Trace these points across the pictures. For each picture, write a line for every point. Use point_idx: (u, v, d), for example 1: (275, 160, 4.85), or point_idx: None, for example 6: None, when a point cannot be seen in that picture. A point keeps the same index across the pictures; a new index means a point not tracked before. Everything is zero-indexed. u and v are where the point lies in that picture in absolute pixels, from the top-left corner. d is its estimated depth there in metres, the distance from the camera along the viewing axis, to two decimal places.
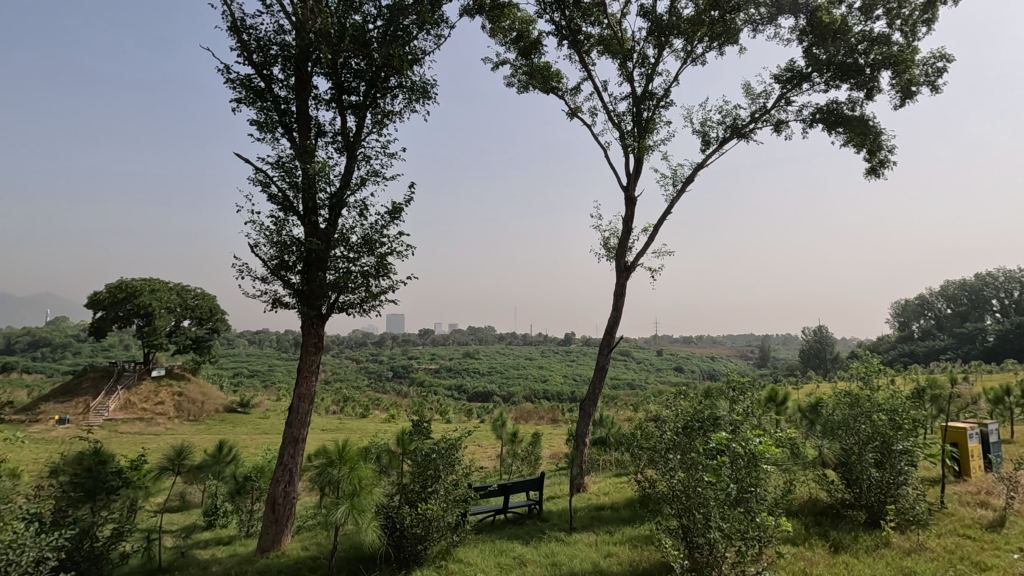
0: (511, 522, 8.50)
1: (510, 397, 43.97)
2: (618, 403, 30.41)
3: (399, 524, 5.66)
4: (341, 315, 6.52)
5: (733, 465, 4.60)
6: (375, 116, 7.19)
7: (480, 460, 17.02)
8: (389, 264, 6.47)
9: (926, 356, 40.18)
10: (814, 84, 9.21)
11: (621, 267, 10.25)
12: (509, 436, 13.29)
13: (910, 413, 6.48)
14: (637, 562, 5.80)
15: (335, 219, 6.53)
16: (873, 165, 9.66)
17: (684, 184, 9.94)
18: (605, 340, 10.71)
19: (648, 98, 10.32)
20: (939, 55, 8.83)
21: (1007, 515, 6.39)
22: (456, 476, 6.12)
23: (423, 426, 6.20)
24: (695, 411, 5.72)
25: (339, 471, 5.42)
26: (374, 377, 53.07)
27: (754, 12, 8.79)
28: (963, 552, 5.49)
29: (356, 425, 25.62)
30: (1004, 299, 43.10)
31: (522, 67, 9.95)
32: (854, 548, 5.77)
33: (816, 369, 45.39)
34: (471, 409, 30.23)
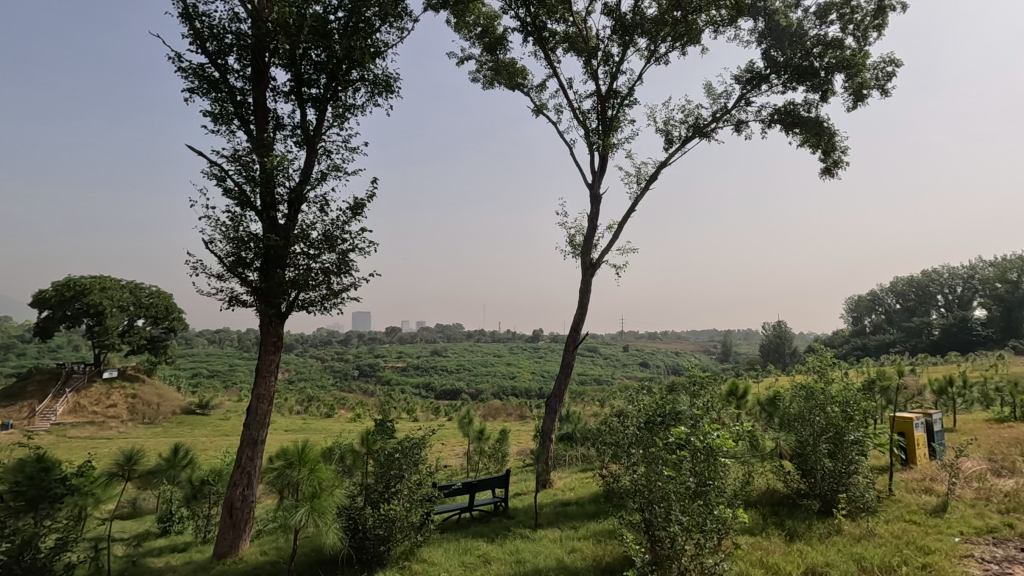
0: (477, 519, 8.44)
1: (478, 395, 43.88)
2: (584, 400, 30.67)
3: (360, 526, 5.53)
4: (301, 313, 6.32)
5: (695, 458, 4.65)
6: (337, 109, 7.00)
7: (447, 459, 16.90)
8: (351, 260, 6.33)
9: (877, 349, 41.95)
10: (773, 85, 9.43)
11: (586, 264, 10.32)
12: (476, 434, 13.24)
13: (861, 405, 6.71)
14: (602, 556, 5.82)
15: (294, 214, 6.32)
16: (828, 165, 9.95)
17: (648, 182, 10.07)
18: (570, 337, 10.72)
19: (613, 97, 10.38)
20: (888, 60, 9.15)
21: (949, 500, 6.69)
22: (420, 475, 6.00)
23: (387, 426, 6.03)
24: (658, 405, 5.80)
25: (298, 473, 5.23)
26: (339, 376, 52.18)
27: (715, 14, 8.91)
28: (909, 537, 5.71)
29: (321, 425, 25.12)
30: (948, 294, 45.28)
31: (487, 62, 9.88)
32: (809, 537, 5.93)
33: (775, 363, 46.83)
34: (437, 407, 30.01)
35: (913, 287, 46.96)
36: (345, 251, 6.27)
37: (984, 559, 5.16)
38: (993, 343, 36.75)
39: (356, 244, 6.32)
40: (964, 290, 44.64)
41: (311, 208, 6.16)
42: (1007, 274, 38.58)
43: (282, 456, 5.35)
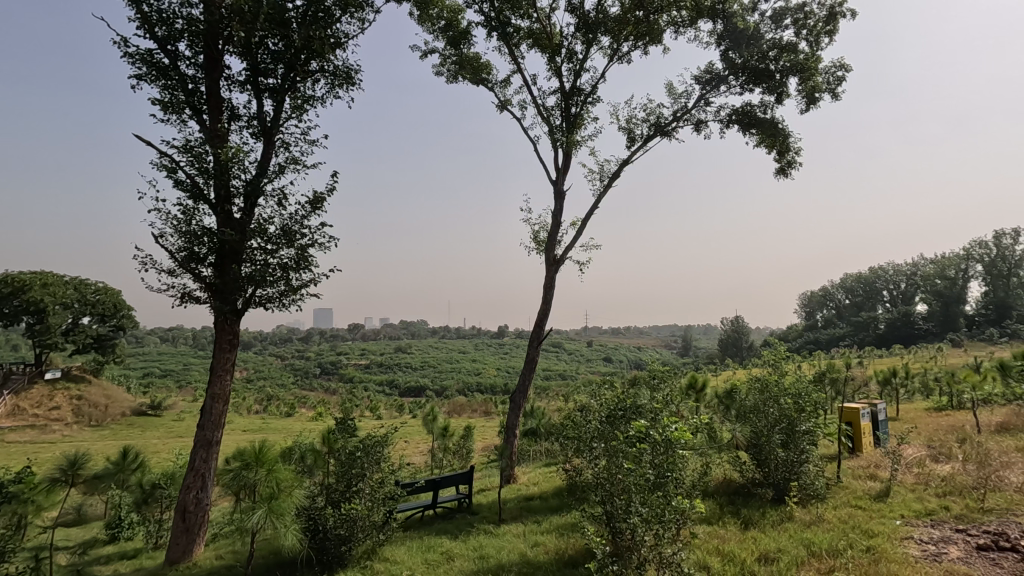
0: (440, 517, 8.39)
1: (443, 391, 43.61)
2: (548, 395, 30.89)
3: (320, 526, 5.41)
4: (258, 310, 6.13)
5: (654, 450, 4.74)
6: (296, 101, 6.81)
7: (410, 456, 16.75)
8: (310, 255, 6.17)
9: (827, 343, 43.69)
10: (731, 86, 9.67)
11: (550, 260, 10.38)
12: (440, 431, 13.15)
13: (812, 396, 6.98)
14: (564, 550, 5.88)
15: (250, 208, 6.11)
16: (782, 165, 10.27)
17: (610, 179, 10.20)
18: (534, 332, 10.75)
19: (576, 94, 10.44)
20: (838, 65, 9.52)
21: (891, 486, 7.04)
22: (382, 474, 5.91)
23: (348, 424, 5.91)
24: (618, 399, 5.96)
25: (254, 474, 5.06)
26: (300, 375, 51.01)
27: (675, 15, 9.06)
28: (855, 521, 5.98)
29: (280, 424, 24.51)
30: (893, 290, 47.55)
31: (451, 56, 9.79)
32: (763, 524, 6.13)
33: (733, 357, 48.21)
34: (401, 404, 29.69)
35: (861, 283, 49.07)
36: (304, 246, 6.11)
37: (922, 540, 5.46)
38: (933, 336, 38.82)
39: (316, 239, 6.17)
40: (907, 286, 46.96)
41: (268, 201, 5.98)
42: (946, 271, 40.73)
43: (238, 457, 5.17)
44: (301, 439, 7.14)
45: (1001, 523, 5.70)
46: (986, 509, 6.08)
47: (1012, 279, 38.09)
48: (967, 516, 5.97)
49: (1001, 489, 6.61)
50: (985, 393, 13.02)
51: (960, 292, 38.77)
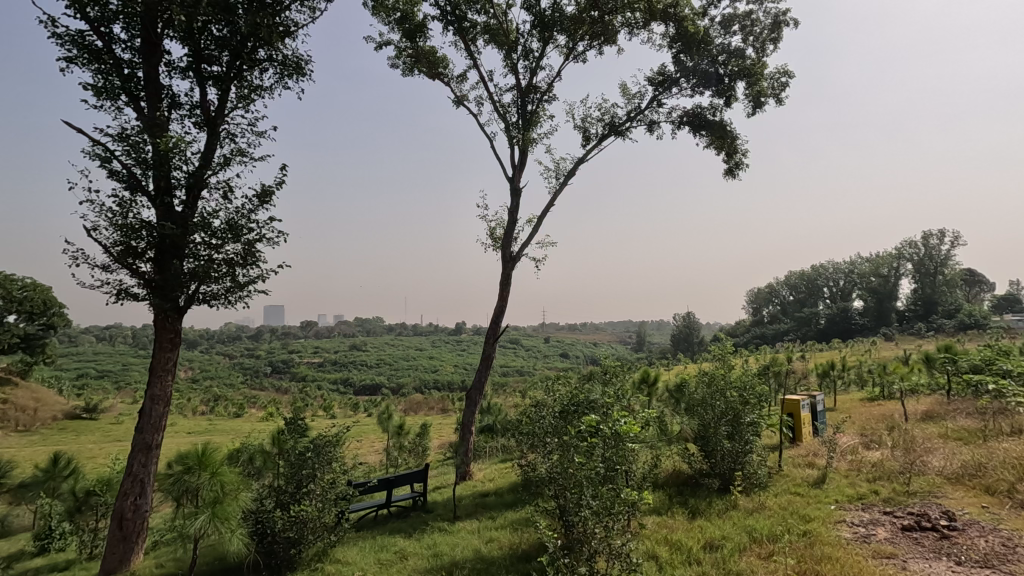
0: (395, 516, 8.30)
1: (398, 389, 43.09)
2: (505, 392, 31.00)
3: (268, 530, 5.23)
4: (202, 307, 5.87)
5: (607, 444, 4.83)
6: (242, 90, 6.55)
7: (365, 456, 16.49)
8: (257, 250, 5.95)
9: (772, 337, 45.64)
10: (682, 88, 9.93)
11: (506, 257, 10.42)
12: (395, 429, 13.00)
13: (755, 389, 7.30)
14: (517, 544, 5.94)
15: (193, 201, 5.83)
16: (730, 167, 10.63)
17: (566, 177, 10.33)
18: (491, 329, 10.71)
19: (533, 91, 10.49)
20: (782, 72, 9.94)
21: (827, 473, 7.44)
22: (334, 474, 5.77)
23: (299, 424, 5.76)
24: (571, 395, 6.11)
25: (197, 478, 4.85)
26: (250, 374, 49.35)
27: (630, 16, 9.21)
28: (794, 507, 6.27)
29: (228, 425, 23.67)
30: (832, 287, 50.04)
31: (406, 49, 9.63)
32: (709, 513, 6.36)
33: (685, 352, 49.68)
34: (356, 403, 29.18)
35: (804, 280, 51.37)
36: (250, 241, 5.88)
37: (853, 523, 5.79)
38: (868, 330, 41.14)
39: (263, 234, 5.96)
40: (845, 283, 49.51)
41: (212, 194, 5.72)
42: (879, 269, 43.16)
43: (180, 461, 4.94)
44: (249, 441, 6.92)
45: (923, 505, 6.11)
46: (911, 492, 6.50)
47: (937, 277, 40.71)
48: (894, 499, 6.37)
49: (924, 473, 7.09)
50: (911, 383, 13.90)
51: (891, 289, 41.18)
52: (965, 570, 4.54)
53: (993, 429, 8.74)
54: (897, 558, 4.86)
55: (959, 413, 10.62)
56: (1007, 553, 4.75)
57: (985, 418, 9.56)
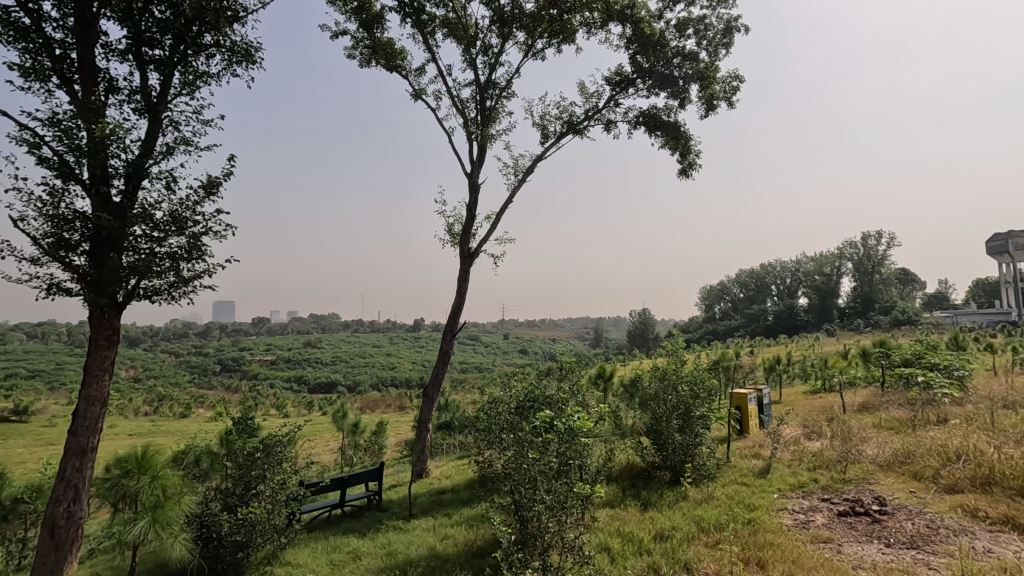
0: (349, 516, 8.15)
1: (355, 387, 42.31)
2: (463, 388, 30.88)
3: (214, 534, 4.99)
4: (142, 303, 5.52)
5: (561, 438, 4.87)
6: (186, 76, 6.23)
7: (319, 455, 16.10)
8: (203, 244, 5.66)
9: (724, 333, 47.18)
10: (638, 89, 10.11)
11: (464, 254, 10.37)
12: (351, 427, 12.75)
13: (705, 383, 7.54)
14: (473, 541, 5.95)
15: (132, 190, 5.45)
16: (684, 167, 10.92)
17: (524, 174, 10.38)
18: (448, 325, 10.65)
19: (492, 87, 10.45)
20: (733, 76, 10.26)
21: (772, 463, 7.76)
22: (285, 475, 5.57)
23: (248, 423, 5.53)
24: (527, 391, 6.21)
25: (136, 482, 4.58)
26: (198, 373, 47.44)
27: (587, 16, 9.28)
28: (740, 497, 6.51)
29: (174, 426, 22.68)
30: (780, 285, 52.14)
31: (363, 39, 9.42)
32: (661, 505, 6.52)
33: (641, 348, 50.75)
34: (310, 401, 28.47)
35: (753, 277, 53.31)
36: (196, 233, 5.58)
37: (794, 510, 6.06)
38: (812, 326, 43.11)
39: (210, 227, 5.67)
40: (792, 281, 51.69)
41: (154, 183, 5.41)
42: (823, 268, 45.19)
43: (117, 464, 4.68)
44: (195, 443, 6.64)
45: (858, 491, 6.46)
46: (847, 479, 6.86)
47: (875, 275, 43.01)
48: (831, 486, 6.70)
49: (859, 461, 7.50)
50: (850, 376, 14.66)
51: (834, 286, 43.21)
52: (894, 551, 4.82)
53: (922, 418, 9.32)
54: (833, 542, 5.12)
55: (892, 403, 11.27)
56: (930, 534, 5.08)
57: (915, 408, 10.18)
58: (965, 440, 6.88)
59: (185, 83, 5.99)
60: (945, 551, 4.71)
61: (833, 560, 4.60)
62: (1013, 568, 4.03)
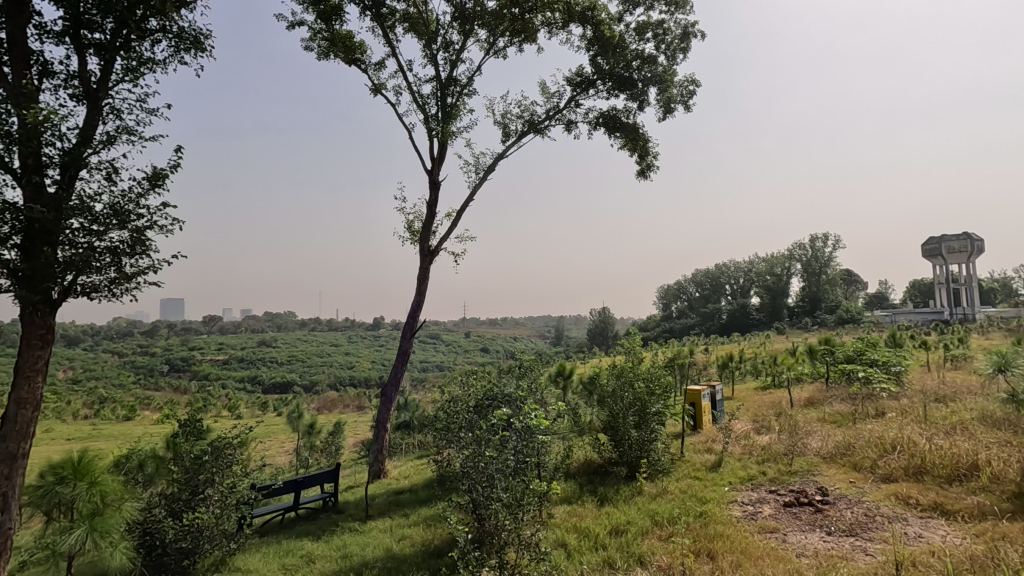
0: (303, 519, 7.94)
1: (312, 387, 41.32)
2: (423, 388, 30.59)
3: (157, 541, 4.75)
4: (80, 301, 5.15)
5: (519, 436, 4.85)
6: (129, 61, 5.87)
7: (273, 457, 15.65)
8: (148, 238, 5.33)
9: (680, 331, 48.37)
10: (598, 90, 10.23)
11: (425, 251, 10.26)
12: (306, 428, 12.42)
13: (661, 380, 7.71)
14: (430, 540, 5.90)
15: (69, 180, 5.08)
16: (643, 168, 11.12)
17: (485, 172, 10.35)
18: (407, 323, 10.51)
19: (452, 84, 10.38)
20: (690, 80, 10.51)
21: (723, 458, 8.00)
22: (235, 478, 5.33)
23: (196, 425, 5.29)
24: (485, 390, 6.23)
25: (71, 489, 4.31)
26: (143, 373, 45.36)
27: (549, 16, 9.32)
28: (693, 491, 6.69)
29: (117, 430, 21.62)
30: (733, 284, 53.84)
31: (321, 31, 9.18)
32: (617, 500, 6.62)
33: (600, 346, 51.49)
34: (265, 402, 27.64)
35: (709, 277, 54.84)
36: (140, 227, 5.25)
37: (743, 502, 6.26)
38: (763, 324, 44.74)
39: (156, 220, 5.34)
40: (744, 281, 53.45)
41: (94, 173, 5.06)
42: (774, 268, 46.87)
43: (52, 471, 4.45)
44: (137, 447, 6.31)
45: (802, 482, 6.73)
46: (793, 471, 7.14)
47: (822, 276, 44.90)
48: (778, 478, 6.96)
49: (804, 454, 7.82)
50: (797, 372, 15.27)
51: (784, 286, 44.89)
52: (833, 539, 5.06)
53: (862, 412, 9.79)
54: (779, 532, 5.32)
55: (835, 398, 11.81)
56: (867, 521, 5.34)
57: (856, 403, 10.68)
58: (900, 432, 7.25)
59: (128, 69, 5.62)
60: (880, 537, 4.96)
61: (778, 549, 4.77)
62: (939, 551, 4.28)
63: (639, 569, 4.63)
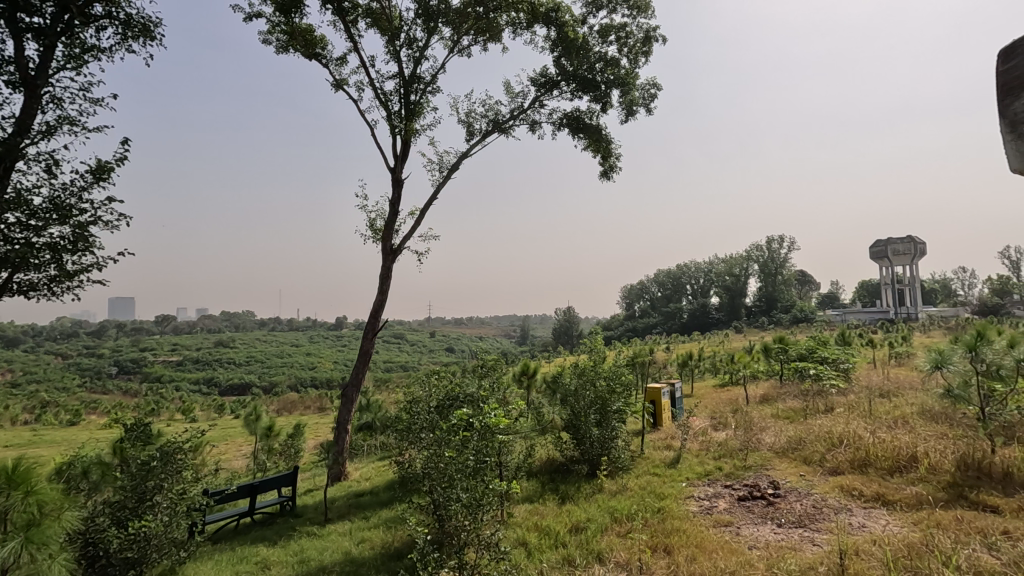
0: (258, 524, 7.69)
1: (272, 388, 40.27)
2: (387, 389, 30.18)
3: (100, 552, 4.42)
4: (16, 299, 4.85)
5: (479, 436, 4.81)
6: (71, 48, 5.56)
7: (230, 462, 15.16)
8: (93, 233, 5.05)
9: (643, 330, 49.21)
10: (562, 92, 10.29)
11: (386, 250, 10.11)
12: (264, 431, 12.07)
13: (621, 378, 7.82)
14: (390, 543, 5.81)
15: (3, 171, 4.76)
16: (606, 169, 11.25)
17: (448, 171, 10.30)
18: (369, 323, 10.33)
19: (416, 81, 10.26)
20: (651, 83, 10.69)
21: (681, 454, 8.17)
22: (186, 484, 5.08)
23: (144, 430, 5.02)
24: (446, 390, 6.19)
25: (5, 499, 3.61)
26: (90, 375, 43.26)
27: (513, 16, 9.32)
28: (652, 486, 6.82)
29: (60, 435, 20.55)
30: (694, 284, 55.13)
31: (279, 24, 8.92)
32: (578, 497, 6.68)
33: (565, 345, 51.87)
34: (221, 404, 26.77)
35: (670, 277, 55.98)
36: (84, 222, 4.97)
37: (699, 497, 6.41)
38: (722, 323, 46.00)
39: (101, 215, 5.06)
40: (704, 281, 54.84)
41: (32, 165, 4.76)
42: (732, 269, 48.14)
43: None
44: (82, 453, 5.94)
45: (756, 476, 6.94)
46: (747, 466, 7.34)
47: (778, 276, 46.39)
48: (733, 473, 7.15)
49: (758, 449, 8.06)
50: (753, 370, 15.76)
51: (742, 286, 46.29)
52: (784, 530, 5.23)
53: (813, 408, 10.17)
54: (733, 525, 5.46)
55: (788, 394, 12.23)
56: (816, 513, 5.54)
57: (807, 399, 11.10)
58: (846, 427, 7.57)
59: (70, 56, 5.32)
60: (827, 528, 5.15)
61: (731, 542, 4.89)
62: (882, 540, 4.46)
63: (597, 565, 4.68)
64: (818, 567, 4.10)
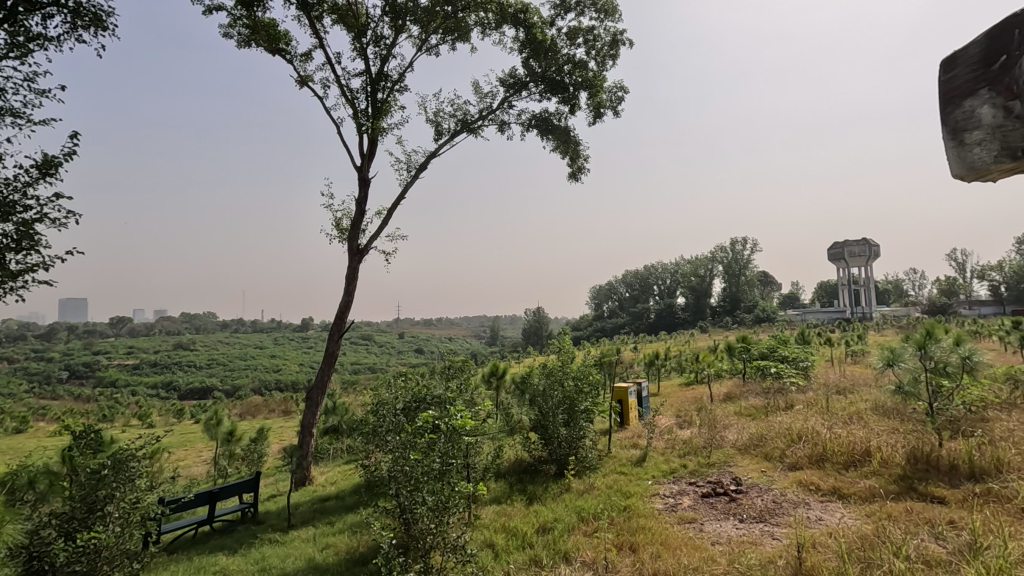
0: (217, 532, 7.44)
1: (234, 391, 39.16)
2: (354, 391, 29.71)
3: (47, 566, 4.10)
4: None
5: (446, 438, 4.77)
6: (14, 35, 5.25)
7: (189, 468, 14.64)
8: (39, 232, 4.77)
9: (611, 330, 49.76)
10: (531, 93, 10.30)
11: (352, 250, 9.94)
12: (225, 436, 11.70)
13: (589, 378, 7.86)
14: (354, 549, 5.69)
15: None
16: (574, 170, 11.33)
17: (416, 170, 10.20)
18: (334, 325, 10.11)
19: (383, 80, 10.13)
20: (618, 87, 10.79)
21: (647, 453, 8.27)
22: (140, 492, 4.82)
23: (94, 438, 4.75)
24: (413, 391, 6.10)
25: None
26: (37, 380, 41.18)
27: (481, 16, 9.27)
28: (618, 485, 6.88)
29: (5, 444, 19.48)
30: (661, 285, 56.03)
31: (241, 18, 8.65)
32: (545, 497, 6.69)
33: (535, 345, 52.02)
34: (180, 409, 25.87)
35: (638, 278, 56.76)
36: (29, 219, 4.69)
37: (664, 495, 6.50)
38: (687, 323, 46.90)
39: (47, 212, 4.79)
40: (671, 282, 55.83)
41: None
42: (698, 270, 49.08)
43: None
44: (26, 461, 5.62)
45: (719, 473, 7.07)
46: (711, 463, 7.48)
47: (741, 277, 47.52)
48: (697, 471, 7.28)
49: (721, 446, 8.22)
50: (716, 369, 16.08)
51: (707, 287, 47.27)
52: (746, 525, 5.34)
53: (774, 405, 10.45)
54: (696, 522, 5.54)
55: (751, 392, 12.52)
56: (776, 507, 5.68)
57: (768, 396, 11.38)
58: (805, 424, 7.79)
59: (13, 44, 5.02)
60: (786, 522, 5.28)
61: (694, 538, 4.97)
62: (838, 532, 4.59)
63: (563, 565, 4.67)
64: (777, 561, 4.19)
